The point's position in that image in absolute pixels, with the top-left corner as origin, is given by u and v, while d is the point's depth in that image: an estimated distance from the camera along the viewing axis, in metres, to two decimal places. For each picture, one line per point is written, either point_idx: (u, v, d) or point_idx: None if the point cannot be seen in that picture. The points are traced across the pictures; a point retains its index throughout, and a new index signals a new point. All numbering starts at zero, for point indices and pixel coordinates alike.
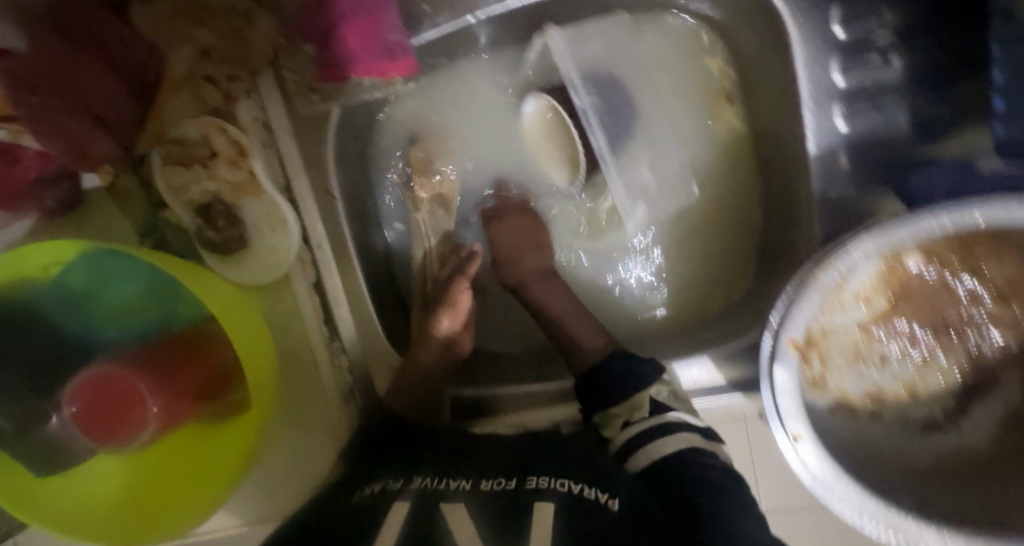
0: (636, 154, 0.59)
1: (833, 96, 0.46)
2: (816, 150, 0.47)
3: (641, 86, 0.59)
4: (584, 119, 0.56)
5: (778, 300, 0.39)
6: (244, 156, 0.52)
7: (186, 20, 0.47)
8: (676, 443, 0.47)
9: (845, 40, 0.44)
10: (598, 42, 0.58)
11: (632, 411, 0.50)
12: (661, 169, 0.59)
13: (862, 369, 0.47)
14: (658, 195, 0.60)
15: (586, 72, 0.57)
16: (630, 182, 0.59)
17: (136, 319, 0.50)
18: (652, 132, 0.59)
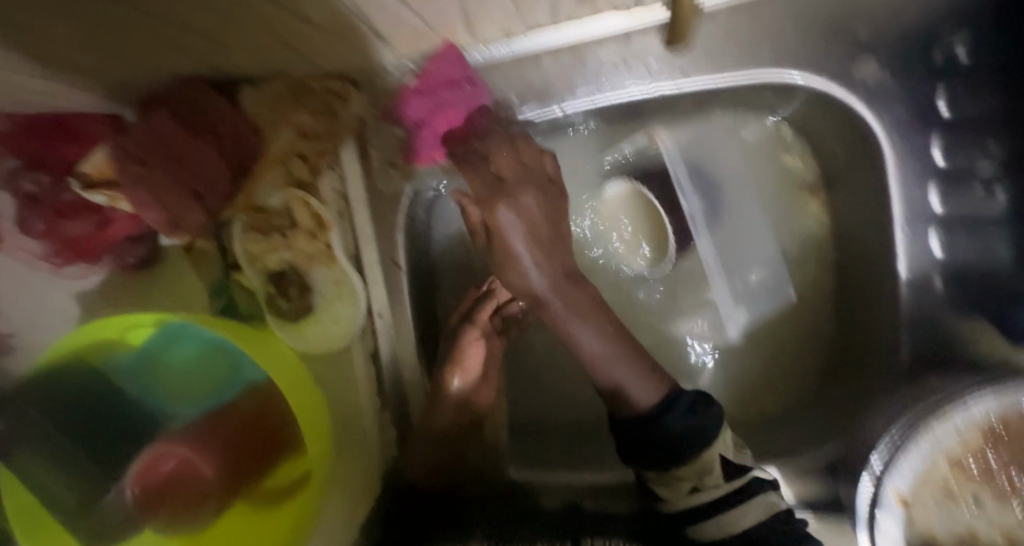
0: (735, 255, 0.57)
1: (928, 221, 0.45)
2: (907, 272, 0.46)
3: (738, 182, 0.57)
4: (692, 224, 0.57)
5: (881, 443, 0.38)
6: (322, 229, 0.53)
7: (291, 103, 0.49)
8: (754, 503, 0.41)
9: (945, 168, 0.44)
10: (712, 144, 0.56)
11: (701, 475, 0.41)
12: (763, 273, 0.57)
13: (958, 512, 0.39)
14: (757, 294, 0.57)
15: (697, 174, 0.57)
16: (733, 285, 0.57)
17: (200, 397, 0.49)
18: (759, 236, 0.57)
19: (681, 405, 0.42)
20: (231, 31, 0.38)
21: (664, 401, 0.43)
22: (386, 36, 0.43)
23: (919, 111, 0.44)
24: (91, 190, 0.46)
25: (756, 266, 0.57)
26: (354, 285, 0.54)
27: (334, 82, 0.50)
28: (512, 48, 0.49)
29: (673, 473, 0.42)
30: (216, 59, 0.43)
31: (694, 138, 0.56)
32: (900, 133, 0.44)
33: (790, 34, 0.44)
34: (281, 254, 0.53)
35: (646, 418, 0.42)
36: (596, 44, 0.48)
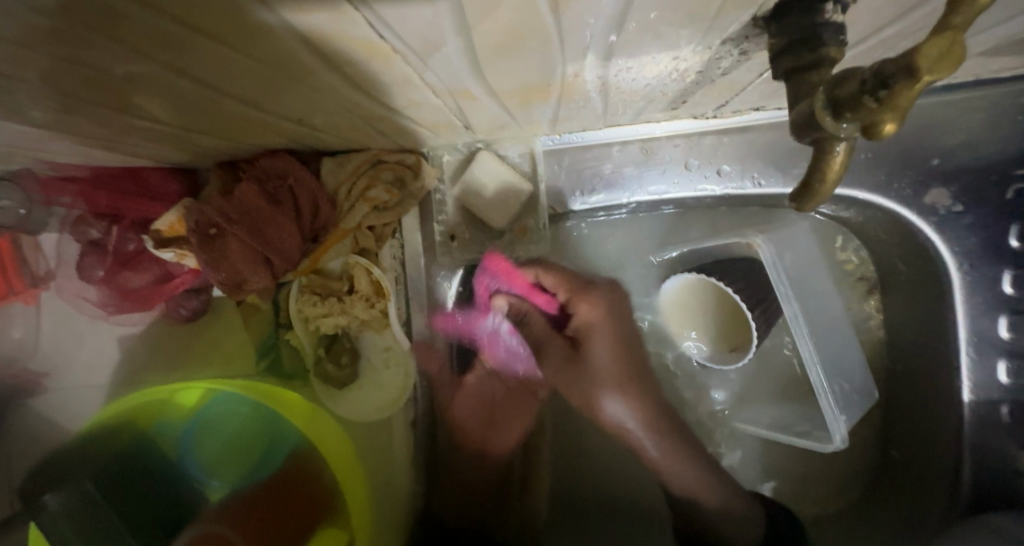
0: (833, 361, 0.51)
1: (996, 349, 0.44)
2: (972, 397, 0.45)
3: (823, 281, 0.52)
4: (795, 330, 0.49)
5: None
6: (380, 296, 0.52)
7: (365, 176, 0.49)
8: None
9: (1015, 300, 0.43)
10: (795, 245, 0.51)
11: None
12: (856, 378, 0.51)
13: None
14: (851, 399, 0.51)
15: (795, 274, 0.50)
16: (834, 393, 0.50)
17: (246, 469, 0.48)
18: (846, 338, 0.52)
19: (782, 518, 0.56)
20: (329, 118, 0.38)
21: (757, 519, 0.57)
22: (471, 126, 0.44)
23: (990, 242, 0.44)
24: (162, 247, 0.48)
25: (849, 371, 0.51)
26: (403, 352, 0.54)
27: (408, 156, 0.50)
28: (587, 138, 0.51)
29: None
30: (304, 136, 0.43)
31: (780, 239, 0.50)
32: (970, 260, 0.45)
33: (862, 157, 0.47)
34: (336, 319, 0.52)
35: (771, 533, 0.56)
36: (669, 143, 0.50)
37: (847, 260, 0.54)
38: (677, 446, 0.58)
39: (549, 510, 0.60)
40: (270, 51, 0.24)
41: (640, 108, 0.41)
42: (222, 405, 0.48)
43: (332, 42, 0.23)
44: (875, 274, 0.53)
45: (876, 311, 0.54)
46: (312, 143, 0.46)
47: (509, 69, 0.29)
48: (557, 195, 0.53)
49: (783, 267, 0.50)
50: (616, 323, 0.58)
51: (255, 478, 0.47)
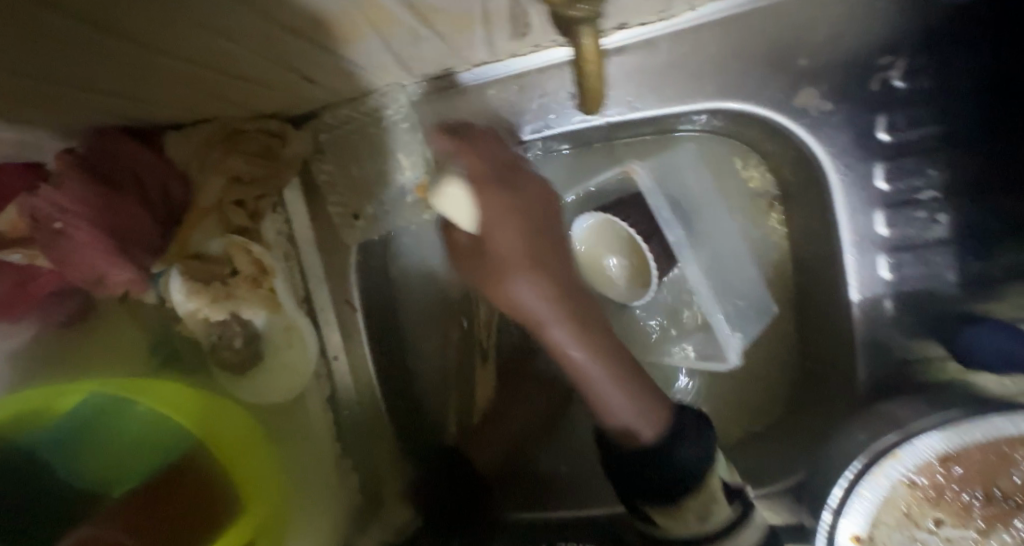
0: (722, 277, 0.51)
1: (876, 246, 0.45)
2: (858, 297, 0.46)
3: (706, 200, 0.52)
4: (680, 253, 0.49)
5: (841, 474, 0.36)
6: (266, 274, 0.50)
7: (222, 148, 0.46)
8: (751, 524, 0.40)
9: (887, 194, 0.44)
10: (677, 174, 0.50)
11: (710, 499, 0.38)
12: (740, 293, 0.51)
13: (916, 534, 0.44)
14: (748, 315, 0.52)
15: (674, 202, 0.49)
16: (726, 313, 0.50)
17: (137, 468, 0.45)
18: (732, 256, 0.51)
19: (689, 430, 0.39)
20: (143, 88, 0.35)
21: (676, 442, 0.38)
22: (313, 77, 0.42)
23: (861, 137, 0.44)
24: (8, 249, 0.44)
25: (741, 288, 0.51)
26: (304, 329, 0.52)
27: (270, 123, 0.49)
28: (457, 82, 0.48)
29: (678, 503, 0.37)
30: (133, 111, 0.40)
31: (663, 167, 0.50)
32: (844, 161, 0.44)
33: (732, 65, 0.45)
34: (223, 304, 0.50)
35: (662, 445, 0.37)
36: (542, 75, 0.48)
37: (750, 175, 0.52)
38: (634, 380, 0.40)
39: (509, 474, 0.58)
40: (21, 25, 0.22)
41: (486, 34, 0.39)
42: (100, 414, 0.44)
43: (82, 7, 0.22)
44: (773, 189, 0.52)
45: (779, 225, 0.53)
46: (147, 118, 0.43)
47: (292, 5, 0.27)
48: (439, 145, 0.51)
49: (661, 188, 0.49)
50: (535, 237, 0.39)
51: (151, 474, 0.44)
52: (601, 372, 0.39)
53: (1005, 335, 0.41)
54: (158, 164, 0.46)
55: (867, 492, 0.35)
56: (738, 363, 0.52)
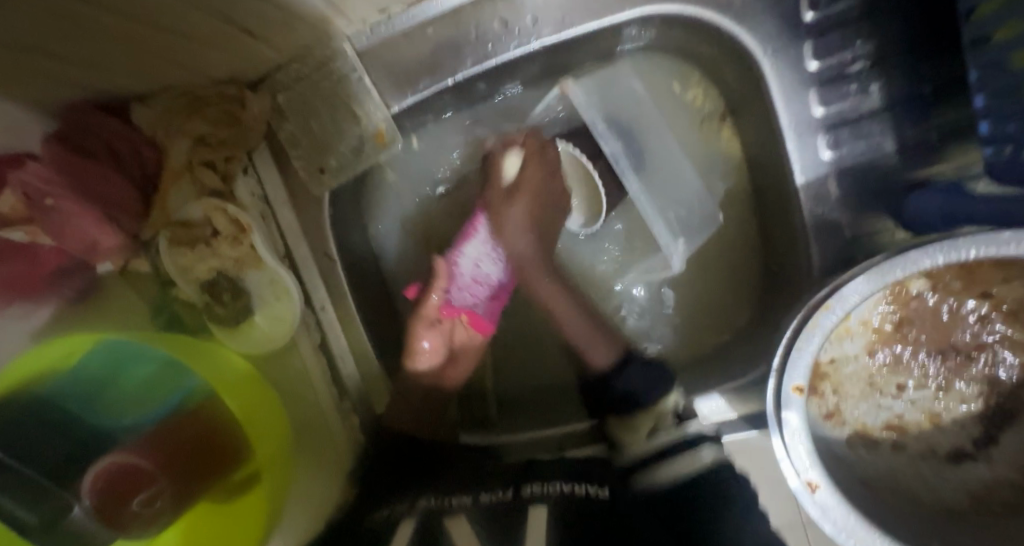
0: (662, 189, 0.52)
1: (815, 127, 0.45)
2: (802, 181, 0.47)
3: (646, 115, 0.53)
4: (616, 165, 0.51)
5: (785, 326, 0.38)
6: (244, 232, 0.53)
7: (185, 114, 0.51)
8: (704, 450, 0.47)
9: (820, 74, 0.44)
10: (615, 95, 0.52)
11: (657, 419, 0.51)
12: (682, 200, 0.53)
13: (879, 399, 0.47)
14: (692, 225, 0.54)
15: (610, 121, 0.51)
16: (666, 221, 0.53)
17: (155, 402, 0.50)
18: (668, 163, 0.53)
19: (645, 366, 0.55)
20: (102, 53, 0.39)
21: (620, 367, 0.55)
22: (254, 30, 0.44)
23: (788, 20, 0.44)
24: None
25: (686, 196, 0.53)
26: (287, 281, 0.56)
27: (228, 87, 0.52)
28: (395, 26, 0.50)
29: (636, 419, 0.52)
30: (96, 83, 0.44)
31: (598, 88, 0.52)
32: (774, 47, 0.45)
33: None
34: (207, 262, 0.54)
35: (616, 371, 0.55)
36: (473, 8, 0.50)
37: (696, 95, 0.55)
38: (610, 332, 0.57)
39: (497, 405, 0.64)
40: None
41: None
42: (121, 353, 0.48)
43: None
44: (720, 106, 0.54)
45: (732, 139, 0.55)
46: (111, 91, 0.46)
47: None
48: (388, 89, 0.53)
49: (596, 106, 0.52)
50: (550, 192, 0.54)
51: (169, 407, 0.50)
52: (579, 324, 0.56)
53: (941, 193, 0.42)
54: (127, 133, 0.50)
55: (804, 345, 0.37)
56: (680, 267, 0.54)
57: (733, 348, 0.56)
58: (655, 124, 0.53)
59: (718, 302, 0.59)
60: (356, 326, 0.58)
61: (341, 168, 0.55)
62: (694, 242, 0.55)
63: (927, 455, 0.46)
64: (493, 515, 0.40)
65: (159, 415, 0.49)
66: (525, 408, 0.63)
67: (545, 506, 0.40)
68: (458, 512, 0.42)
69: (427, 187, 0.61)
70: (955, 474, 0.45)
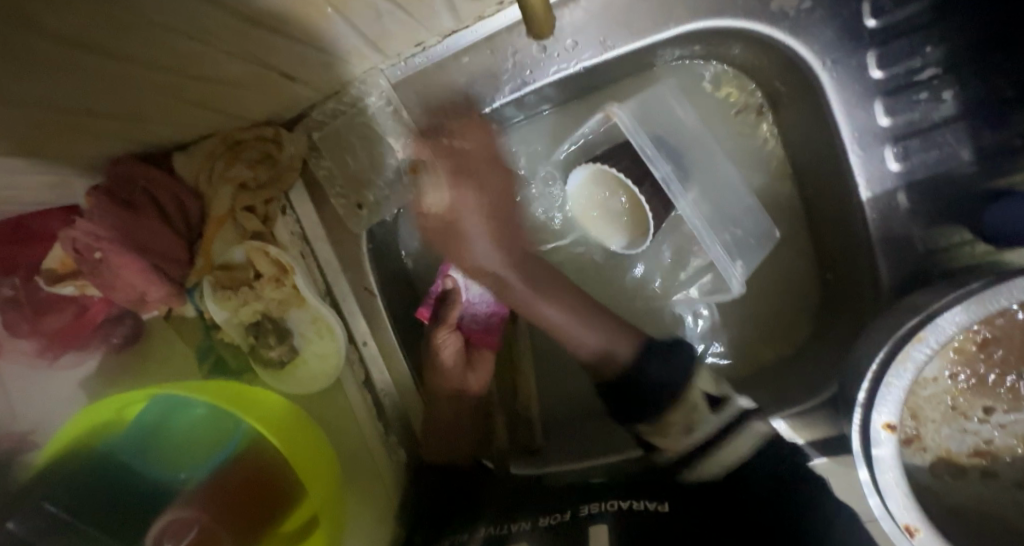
0: (717, 208, 0.50)
1: (881, 138, 0.43)
2: (869, 195, 0.44)
3: (691, 131, 0.51)
4: (669, 189, 0.48)
5: (875, 352, 0.35)
6: (287, 273, 0.53)
7: (224, 159, 0.50)
8: (749, 433, 0.43)
9: (884, 83, 0.42)
10: (661, 113, 0.50)
11: (691, 413, 0.44)
12: (734, 219, 0.51)
13: (964, 424, 0.43)
14: (750, 244, 0.51)
15: (657, 141, 0.49)
16: (723, 243, 0.50)
17: (206, 451, 0.49)
18: (720, 181, 0.51)
19: (657, 355, 0.48)
20: (144, 107, 0.38)
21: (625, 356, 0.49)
22: (292, 72, 0.43)
23: (847, 27, 0.42)
24: (61, 283, 0.49)
25: (739, 214, 0.51)
26: (329, 318, 0.55)
27: (265, 129, 0.51)
28: (430, 56, 0.50)
29: (666, 418, 0.45)
30: (140, 135, 0.43)
31: (642, 107, 0.50)
32: (834, 57, 0.43)
33: None
34: (251, 305, 0.54)
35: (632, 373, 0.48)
36: (511, 33, 0.48)
37: (729, 91, 0.53)
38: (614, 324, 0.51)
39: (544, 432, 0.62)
40: (28, 52, 0.25)
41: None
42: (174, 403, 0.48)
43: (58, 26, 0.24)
44: (760, 98, 0.52)
45: (772, 134, 0.53)
46: (153, 142, 0.46)
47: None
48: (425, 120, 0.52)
49: (643, 126, 0.49)
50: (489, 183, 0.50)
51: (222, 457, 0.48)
52: (577, 323, 0.51)
53: None
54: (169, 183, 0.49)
55: (895, 380, 0.34)
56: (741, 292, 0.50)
57: (794, 368, 0.54)
58: (702, 139, 0.51)
59: (775, 320, 0.56)
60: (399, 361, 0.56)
61: (379, 204, 0.54)
62: (751, 261, 0.52)
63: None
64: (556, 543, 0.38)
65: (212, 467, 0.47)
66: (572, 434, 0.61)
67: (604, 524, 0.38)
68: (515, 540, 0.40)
69: None
70: None
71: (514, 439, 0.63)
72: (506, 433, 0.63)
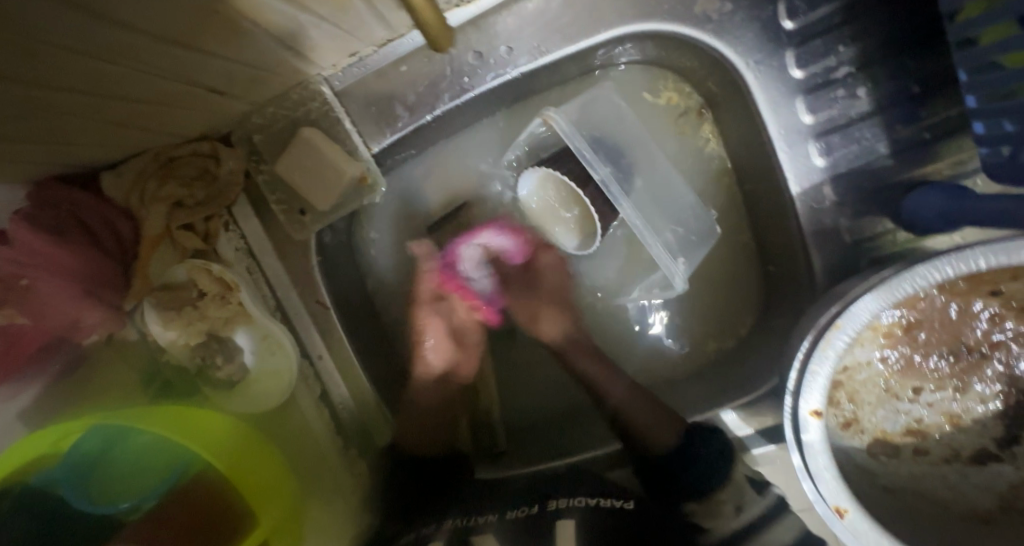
0: (658, 208, 0.51)
1: (806, 135, 0.44)
2: (798, 190, 0.45)
3: (630, 132, 0.52)
4: (608, 192, 0.48)
5: (802, 339, 0.37)
6: (231, 289, 0.51)
7: (157, 177, 0.49)
8: (778, 526, 0.45)
9: (805, 82, 0.44)
10: (598, 116, 0.52)
11: (738, 493, 0.47)
12: (678, 215, 0.52)
13: (896, 404, 0.45)
14: (690, 241, 0.52)
15: (594, 144, 0.50)
16: (665, 241, 0.51)
17: (151, 481, 0.48)
18: (660, 179, 0.52)
19: (711, 447, 0.48)
20: (64, 130, 0.37)
21: (676, 443, 0.49)
22: (220, 88, 0.42)
23: (767, 30, 0.44)
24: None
25: (682, 210, 0.52)
26: (279, 336, 0.53)
27: (200, 144, 0.50)
28: (368, 65, 0.49)
29: (715, 497, 0.47)
30: (64, 158, 0.42)
31: (581, 111, 0.51)
32: (756, 57, 0.44)
33: None
34: (197, 326, 0.52)
35: (679, 447, 0.49)
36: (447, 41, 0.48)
37: (669, 95, 0.54)
38: (626, 386, 0.53)
39: (505, 433, 0.63)
40: None
41: (369, 7, 0.40)
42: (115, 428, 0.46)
43: None
44: (698, 100, 0.53)
45: (713, 134, 0.54)
46: (81, 163, 0.45)
47: (149, 3, 0.27)
48: (366, 131, 0.51)
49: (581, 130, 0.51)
50: (560, 295, 0.57)
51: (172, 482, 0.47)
52: (642, 398, 0.52)
53: (942, 192, 0.40)
54: (99, 205, 0.48)
55: (819, 368, 0.36)
56: (684, 288, 0.51)
57: (742, 358, 0.55)
58: (642, 138, 0.52)
59: (723, 314, 0.57)
60: (355, 372, 0.56)
61: (326, 217, 0.53)
62: (695, 255, 0.53)
63: (951, 458, 0.45)
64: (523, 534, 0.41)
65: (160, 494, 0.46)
66: (534, 436, 0.62)
67: (574, 516, 0.42)
68: (485, 528, 0.43)
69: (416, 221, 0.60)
70: (981, 476, 0.44)
71: (478, 443, 0.63)
72: (469, 433, 0.63)
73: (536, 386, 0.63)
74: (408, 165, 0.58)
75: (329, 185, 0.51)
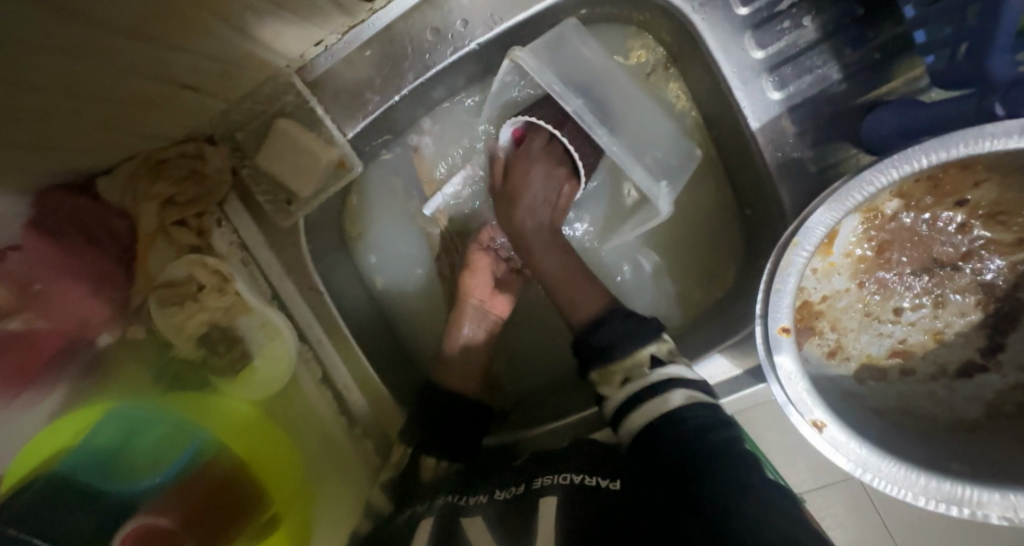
0: (637, 136, 0.52)
1: (758, 69, 0.45)
2: (758, 124, 0.46)
3: (605, 68, 0.53)
4: (583, 121, 0.49)
5: (765, 262, 0.37)
6: (227, 280, 0.54)
7: (149, 177, 0.52)
8: (686, 393, 0.44)
9: (753, 18, 0.45)
10: (571, 54, 0.52)
11: (631, 367, 0.47)
12: (655, 141, 0.53)
13: (879, 327, 0.45)
14: (673, 166, 0.53)
15: (567, 78, 0.51)
16: (645, 165, 0.51)
17: (171, 459, 0.49)
18: (636, 108, 0.53)
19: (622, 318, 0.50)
20: (54, 135, 0.39)
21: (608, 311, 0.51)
22: (195, 85, 0.45)
23: None
24: None
25: (658, 139, 0.53)
26: (275, 321, 0.56)
27: (187, 145, 0.53)
28: (334, 54, 0.52)
29: (610, 367, 0.48)
30: (58, 165, 0.45)
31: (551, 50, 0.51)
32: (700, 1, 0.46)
33: None
34: (198, 316, 0.55)
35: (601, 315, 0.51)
36: (405, 22, 0.51)
37: (638, 54, 0.56)
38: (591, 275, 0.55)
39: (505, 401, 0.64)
40: None
41: None
42: (128, 417, 0.49)
43: None
44: (661, 55, 0.55)
45: (681, 92, 0.56)
46: (76, 170, 0.48)
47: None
48: (340, 118, 0.54)
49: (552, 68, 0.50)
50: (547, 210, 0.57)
51: (185, 460, 0.49)
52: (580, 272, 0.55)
53: (894, 110, 0.40)
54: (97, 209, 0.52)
55: (782, 286, 0.37)
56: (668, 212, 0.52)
57: (725, 303, 0.56)
58: (614, 73, 0.53)
59: (705, 263, 0.58)
60: (351, 349, 0.59)
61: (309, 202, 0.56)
62: (677, 177, 0.53)
63: (938, 375, 0.45)
64: (508, 515, 0.40)
65: (177, 470, 0.48)
66: (532, 401, 0.64)
67: (553, 495, 0.40)
68: (473, 510, 0.42)
69: (398, 203, 0.63)
70: (970, 388, 0.44)
71: None
72: None
73: (533, 351, 0.65)
74: (387, 150, 0.61)
75: (308, 169, 0.53)
